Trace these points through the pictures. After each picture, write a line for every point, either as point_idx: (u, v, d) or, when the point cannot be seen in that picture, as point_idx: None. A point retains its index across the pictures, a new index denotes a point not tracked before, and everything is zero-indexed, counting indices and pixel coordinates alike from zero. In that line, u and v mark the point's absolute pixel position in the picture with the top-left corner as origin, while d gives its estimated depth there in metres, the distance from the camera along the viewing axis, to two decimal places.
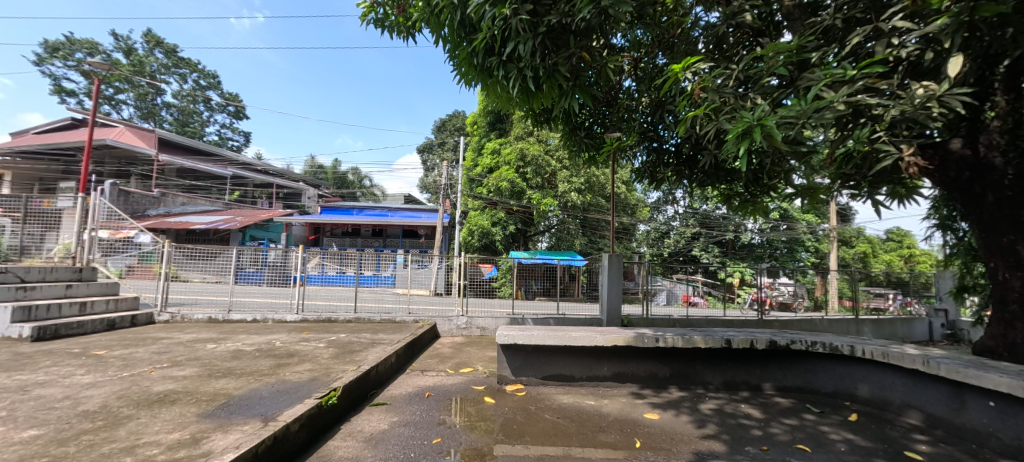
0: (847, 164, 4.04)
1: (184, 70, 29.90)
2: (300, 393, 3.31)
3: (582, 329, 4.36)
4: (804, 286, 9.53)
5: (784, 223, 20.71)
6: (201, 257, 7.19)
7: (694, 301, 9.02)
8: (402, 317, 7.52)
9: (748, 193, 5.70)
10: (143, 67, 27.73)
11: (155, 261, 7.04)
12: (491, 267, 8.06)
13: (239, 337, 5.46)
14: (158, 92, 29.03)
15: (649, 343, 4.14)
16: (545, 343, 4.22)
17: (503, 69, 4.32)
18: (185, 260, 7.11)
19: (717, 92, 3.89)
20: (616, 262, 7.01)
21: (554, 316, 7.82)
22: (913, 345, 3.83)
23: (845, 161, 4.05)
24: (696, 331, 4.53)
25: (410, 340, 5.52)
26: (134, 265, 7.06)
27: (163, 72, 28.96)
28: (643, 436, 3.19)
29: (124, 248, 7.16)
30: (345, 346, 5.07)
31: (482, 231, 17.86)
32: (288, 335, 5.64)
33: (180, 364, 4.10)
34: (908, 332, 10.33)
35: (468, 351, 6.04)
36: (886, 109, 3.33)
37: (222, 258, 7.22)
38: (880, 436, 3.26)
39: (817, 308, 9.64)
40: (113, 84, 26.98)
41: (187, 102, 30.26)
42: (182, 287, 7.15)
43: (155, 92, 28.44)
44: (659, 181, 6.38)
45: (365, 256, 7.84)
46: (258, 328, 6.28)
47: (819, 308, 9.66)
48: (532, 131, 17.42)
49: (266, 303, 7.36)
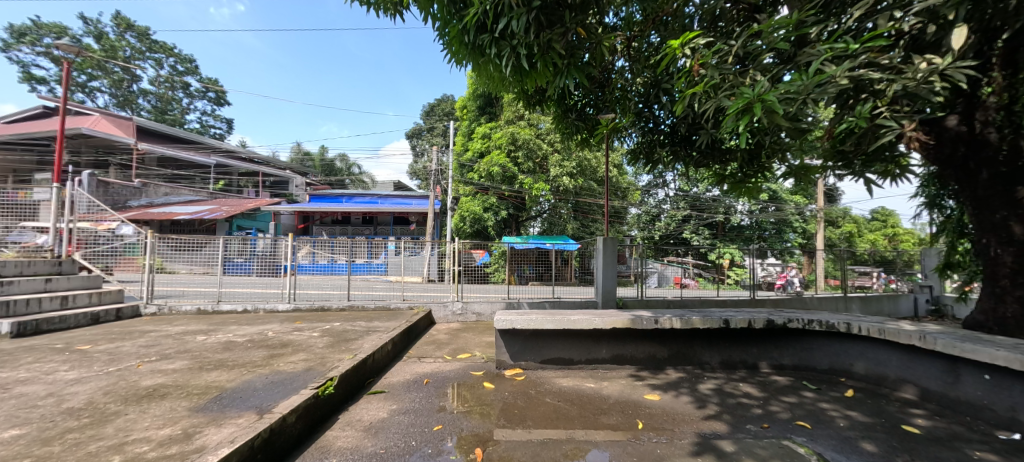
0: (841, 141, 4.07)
1: (158, 55, 28.90)
2: (295, 384, 3.22)
3: (580, 312, 4.30)
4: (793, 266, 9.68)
5: (772, 205, 21.03)
6: (188, 249, 7.02)
7: (686, 283, 9.04)
8: (397, 304, 7.33)
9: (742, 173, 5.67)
10: (116, 53, 26.73)
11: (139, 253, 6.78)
12: (484, 253, 7.93)
13: (230, 329, 5.33)
14: (134, 79, 28.13)
15: (648, 326, 4.11)
16: (543, 327, 4.14)
17: (495, 46, 4.21)
18: (171, 252, 6.87)
19: (717, 67, 3.82)
20: (611, 245, 6.98)
21: (550, 299, 7.86)
22: (909, 320, 3.82)
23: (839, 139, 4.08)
24: (694, 312, 4.50)
25: (406, 328, 5.44)
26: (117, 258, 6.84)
27: (137, 57, 27.97)
28: (645, 418, 3.18)
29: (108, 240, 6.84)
30: (339, 335, 4.97)
31: (474, 217, 17.80)
32: (280, 325, 5.52)
33: (169, 357, 3.98)
34: (894, 309, 10.49)
35: (464, 336, 5.99)
36: (889, 84, 3.28)
37: (209, 250, 7.05)
38: (878, 411, 3.29)
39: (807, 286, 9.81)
40: (86, 71, 26.03)
41: (165, 88, 29.36)
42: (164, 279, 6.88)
43: (130, 79, 27.54)
44: (653, 160, 6.35)
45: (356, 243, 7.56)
46: (250, 318, 6.10)
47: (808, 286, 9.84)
48: (522, 114, 17.17)
49: (257, 293, 7.17)
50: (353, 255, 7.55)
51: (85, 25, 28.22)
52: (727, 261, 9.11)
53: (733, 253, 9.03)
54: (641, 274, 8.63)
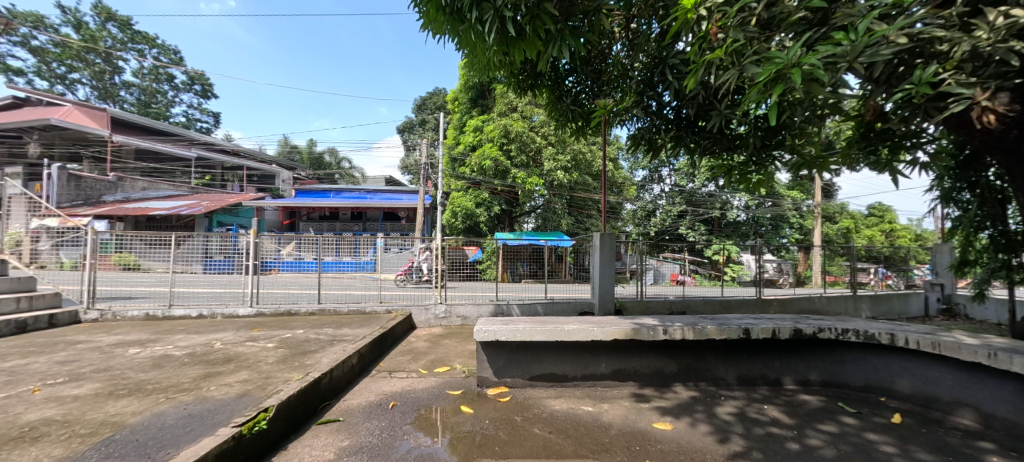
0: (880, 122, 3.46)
1: (141, 46, 27.84)
2: (217, 419, 2.55)
3: (574, 321, 3.66)
4: (788, 262, 9.26)
5: (769, 200, 20.52)
6: (161, 244, 6.15)
7: (681, 281, 8.39)
8: (373, 307, 6.53)
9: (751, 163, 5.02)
10: (97, 43, 25.55)
11: (114, 250, 5.97)
12: (476, 250, 7.31)
13: (174, 338, 4.63)
14: (115, 70, 27.07)
15: (656, 337, 3.48)
16: (532, 339, 3.49)
17: (477, 9, 3.54)
18: (145, 248, 6.09)
19: (740, 29, 3.19)
20: (609, 241, 6.47)
21: (542, 302, 7.12)
22: (963, 331, 3.24)
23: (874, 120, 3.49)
24: (708, 318, 3.87)
25: (378, 335, 4.78)
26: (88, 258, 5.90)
27: (119, 48, 26.91)
28: (657, 457, 2.56)
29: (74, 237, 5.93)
30: (298, 346, 4.30)
31: (466, 212, 17.10)
32: (233, 334, 4.83)
33: (80, 378, 3.29)
34: (905, 308, 9.88)
35: (446, 344, 5.33)
36: (955, 44, 2.67)
37: (189, 246, 6.30)
38: (939, 445, 2.69)
39: (802, 284, 8.96)
40: (65, 61, 24.99)
41: (148, 80, 28.31)
42: (106, 277, 5.97)
43: (112, 70, 26.51)
44: (652, 149, 5.71)
45: (343, 240, 6.90)
46: (203, 324, 5.40)
47: (804, 283, 9.03)
48: (516, 106, 16.51)
49: (214, 295, 6.47)
50: (329, 252, 6.77)
51: (63, 14, 27.09)
52: (724, 257, 8.66)
53: (729, 249, 8.64)
54: (638, 271, 7.94)
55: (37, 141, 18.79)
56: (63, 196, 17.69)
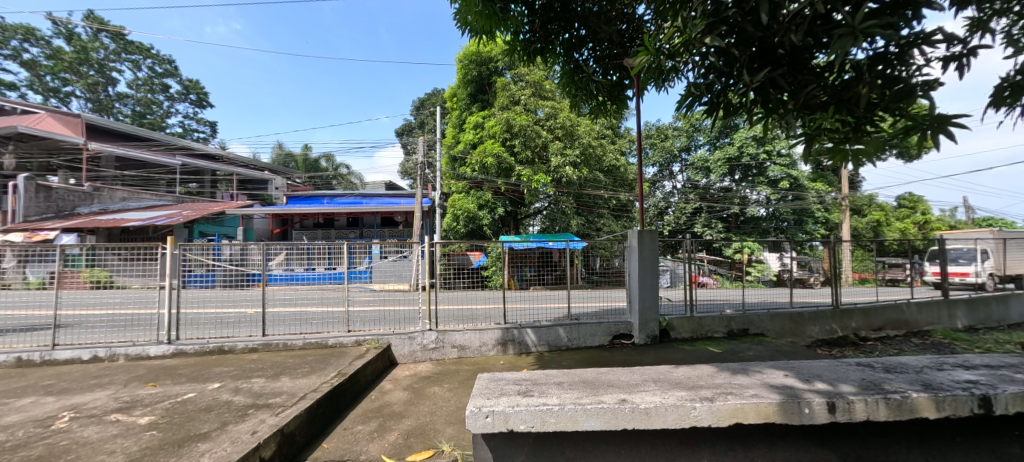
0: (1013, 93, 2.65)
1: (136, 57, 25.93)
2: None
3: (652, 388, 1.99)
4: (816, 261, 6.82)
5: (792, 193, 18.39)
6: (137, 261, 4.66)
7: (703, 282, 6.28)
8: (338, 337, 4.76)
9: (848, 131, 3.09)
10: (89, 54, 24.12)
11: (86, 265, 4.57)
12: (480, 254, 5.57)
13: (19, 407, 3.02)
14: (109, 81, 25.62)
15: (816, 418, 1.80)
16: (579, 426, 1.82)
17: None
18: (119, 263, 4.62)
19: None
20: (649, 240, 5.20)
21: (564, 324, 5.44)
22: None
23: (1003, 96, 2.70)
24: (885, 372, 2.16)
25: (324, 396, 3.08)
26: (58, 273, 4.51)
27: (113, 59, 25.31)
28: None
29: (45, 252, 4.50)
30: (191, 423, 2.65)
31: (467, 216, 15.38)
32: (115, 394, 3.22)
33: None
34: (1004, 315, 7.94)
35: (433, 396, 3.65)
36: None
37: (162, 262, 4.65)
38: None
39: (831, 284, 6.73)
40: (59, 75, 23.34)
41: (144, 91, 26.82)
42: (17, 298, 4.49)
43: (106, 82, 24.86)
44: (707, 115, 3.61)
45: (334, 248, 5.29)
46: (90, 375, 3.77)
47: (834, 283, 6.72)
48: (519, 99, 14.80)
49: (111, 336, 4.72)
50: (321, 262, 5.28)
51: None
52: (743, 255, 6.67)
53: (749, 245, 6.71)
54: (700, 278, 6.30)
55: (12, 152, 17.44)
56: (32, 209, 16.96)
